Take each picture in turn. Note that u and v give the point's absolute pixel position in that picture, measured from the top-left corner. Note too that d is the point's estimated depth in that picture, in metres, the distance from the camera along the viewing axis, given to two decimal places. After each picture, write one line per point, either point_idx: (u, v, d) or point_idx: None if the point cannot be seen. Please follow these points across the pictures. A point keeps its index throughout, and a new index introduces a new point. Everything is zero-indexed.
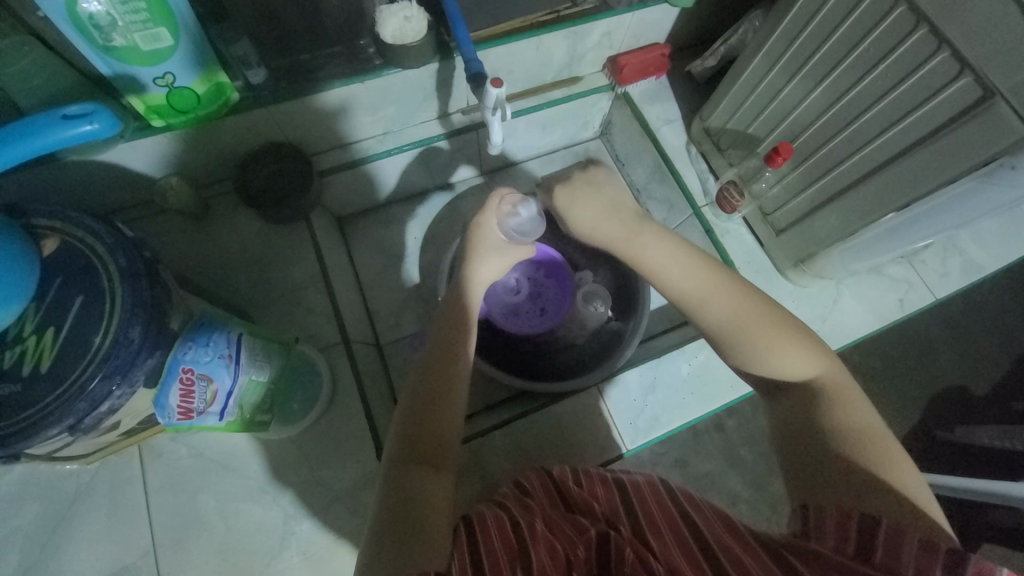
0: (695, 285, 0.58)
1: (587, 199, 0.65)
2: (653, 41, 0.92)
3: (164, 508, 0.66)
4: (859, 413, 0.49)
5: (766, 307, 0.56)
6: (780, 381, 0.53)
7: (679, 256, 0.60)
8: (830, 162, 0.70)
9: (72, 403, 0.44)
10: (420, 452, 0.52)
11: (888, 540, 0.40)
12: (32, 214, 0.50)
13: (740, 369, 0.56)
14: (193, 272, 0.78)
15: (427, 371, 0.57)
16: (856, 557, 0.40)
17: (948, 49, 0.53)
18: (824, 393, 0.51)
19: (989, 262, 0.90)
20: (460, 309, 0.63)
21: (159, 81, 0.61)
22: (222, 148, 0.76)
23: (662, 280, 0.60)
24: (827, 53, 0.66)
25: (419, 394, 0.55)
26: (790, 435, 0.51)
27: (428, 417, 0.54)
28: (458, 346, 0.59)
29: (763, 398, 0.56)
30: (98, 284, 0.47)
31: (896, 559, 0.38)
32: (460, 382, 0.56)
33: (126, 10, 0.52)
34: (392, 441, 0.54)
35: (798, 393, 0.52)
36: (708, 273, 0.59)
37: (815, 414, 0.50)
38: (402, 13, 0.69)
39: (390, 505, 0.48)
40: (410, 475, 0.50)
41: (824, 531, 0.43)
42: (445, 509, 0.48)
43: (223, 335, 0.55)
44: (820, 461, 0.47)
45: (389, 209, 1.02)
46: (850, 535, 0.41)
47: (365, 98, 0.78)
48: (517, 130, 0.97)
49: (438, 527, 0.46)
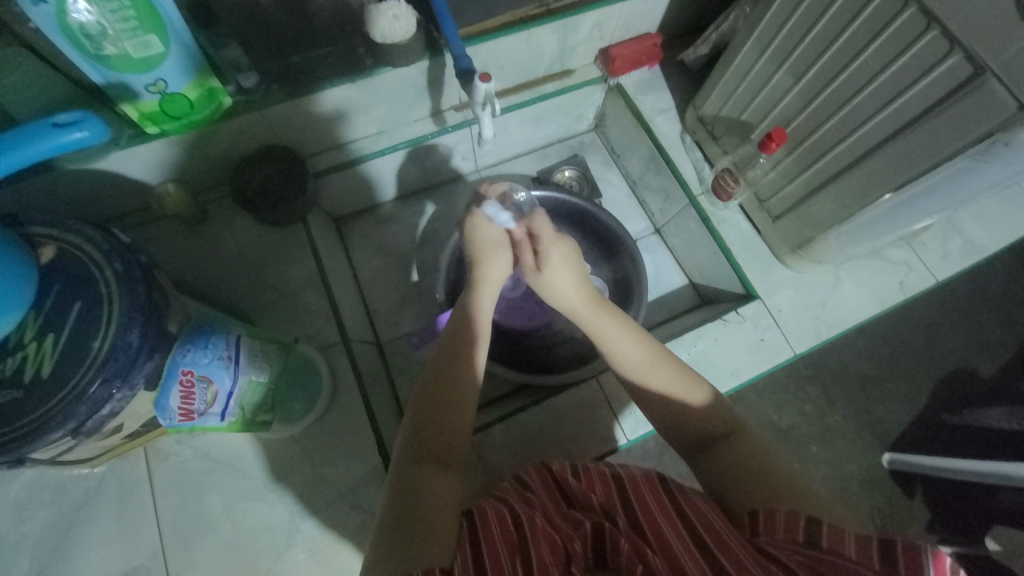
0: (638, 356, 0.59)
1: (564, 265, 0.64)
2: (644, 31, 0.92)
3: (172, 509, 0.67)
4: (775, 462, 0.51)
5: (689, 377, 0.58)
6: (705, 440, 0.55)
7: (625, 332, 0.60)
8: (824, 145, 0.70)
9: (73, 407, 0.44)
10: (429, 451, 0.53)
11: (832, 532, 0.42)
12: (30, 223, 0.50)
13: (671, 430, 0.57)
14: (192, 276, 0.78)
15: (427, 375, 0.57)
16: (807, 545, 0.42)
17: (938, 26, 0.53)
18: (752, 444, 0.53)
19: (990, 242, 0.89)
20: (465, 312, 0.63)
21: (151, 88, 0.62)
22: (217, 152, 0.77)
23: (608, 348, 0.60)
24: (817, 36, 0.65)
25: (426, 396, 0.56)
26: (726, 482, 0.51)
27: (435, 417, 0.54)
28: (468, 354, 0.59)
29: (690, 460, 0.56)
30: (96, 289, 0.48)
31: (840, 546, 0.41)
32: (465, 381, 0.57)
33: (115, 18, 0.53)
34: (400, 443, 0.54)
35: (722, 449, 0.53)
36: (649, 347, 0.60)
37: (747, 467, 0.51)
38: (390, 12, 0.68)
39: (395, 502, 0.48)
40: (416, 474, 0.50)
41: (774, 526, 0.44)
42: (451, 505, 0.49)
43: (221, 338, 0.56)
44: (754, 484, 0.49)
45: (387, 208, 1.02)
46: (797, 527, 0.43)
47: (358, 100, 0.78)
48: (511, 125, 0.97)
49: (443, 526, 0.46)
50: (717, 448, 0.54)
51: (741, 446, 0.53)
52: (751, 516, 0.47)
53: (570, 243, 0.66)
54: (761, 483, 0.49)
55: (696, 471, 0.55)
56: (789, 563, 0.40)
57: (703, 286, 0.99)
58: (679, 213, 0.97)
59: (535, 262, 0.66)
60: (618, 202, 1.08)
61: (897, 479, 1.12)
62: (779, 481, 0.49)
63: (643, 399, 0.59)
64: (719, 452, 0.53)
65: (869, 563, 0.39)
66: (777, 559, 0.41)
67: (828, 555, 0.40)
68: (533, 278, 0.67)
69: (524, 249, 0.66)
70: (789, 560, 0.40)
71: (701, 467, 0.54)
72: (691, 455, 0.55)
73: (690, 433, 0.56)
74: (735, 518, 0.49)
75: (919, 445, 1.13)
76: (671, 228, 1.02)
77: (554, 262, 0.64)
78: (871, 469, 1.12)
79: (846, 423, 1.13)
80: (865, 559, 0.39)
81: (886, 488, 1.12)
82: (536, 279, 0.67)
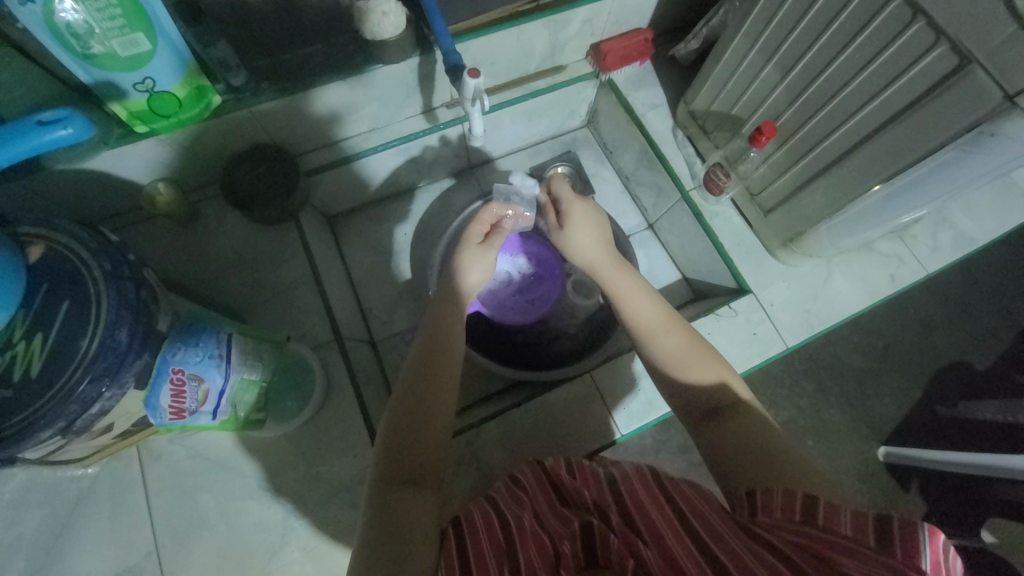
0: (655, 314, 0.64)
1: (587, 225, 0.72)
2: (634, 26, 0.92)
3: (165, 508, 0.67)
4: (770, 434, 0.53)
5: (699, 344, 0.61)
6: (711, 406, 0.57)
7: (643, 293, 0.66)
8: (813, 139, 0.70)
9: (63, 405, 0.44)
10: (402, 474, 0.51)
11: (827, 509, 0.42)
12: (17, 222, 0.50)
13: (675, 396, 0.59)
14: (183, 276, 0.78)
15: (405, 392, 0.57)
16: (803, 523, 0.42)
17: (924, 17, 0.53)
18: (759, 420, 0.55)
19: (980, 234, 0.90)
20: (438, 324, 0.62)
21: (139, 87, 0.62)
22: (207, 151, 0.77)
23: (630, 309, 0.65)
24: (803, 30, 0.66)
25: (403, 412, 0.55)
26: (731, 444, 0.53)
27: (421, 423, 0.55)
28: (449, 352, 0.60)
29: (693, 427, 0.58)
30: (84, 288, 0.48)
31: (836, 523, 0.41)
32: (442, 391, 0.57)
33: (102, 16, 0.53)
34: (376, 463, 0.53)
35: (729, 416, 0.55)
36: (665, 312, 0.64)
37: (749, 435, 0.53)
38: (381, 7, 0.68)
39: (376, 522, 0.47)
40: (396, 494, 0.49)
41: (772, 505, 0.44)
42: (430, 519, 0.48)
43: (212, 337, 0.56)
44: (759, 464, 0.50)
45: (380, 206, 1.02)
46: (795, 506, 0.43)
47: (349, 98, 0.78)
48: (503, 121, 0.97)
49: (423, 537, 0.46)
50: (728, 415, 0.55)
51: (749, 419, 0.54)
52: (750, 497, 0.47)
53: (597, 210, 0.74)
54: (762, 463, 0.49)
55: (696, 435, 0.57)
56: (786, 550, 0.39)
57: (696, 281, 0.99)
58: (671, 208, 0.97)
59: (557, 222, 0.75)
60: (611, 198, 1.08)
61: (892, 472, 1.13)
62: (775, 459, 0.50)
63: (654, 364, 0.61)
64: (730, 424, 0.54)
65: (864, 540, 0.39)
66: (776, 549, 0.40)
67: (824, 532, 0.40)
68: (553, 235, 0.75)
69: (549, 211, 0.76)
70: (782, 546, 0.40)
71: (702, 433, 0.56)
72: (697, 423, 0.57)
73: (699, 399, 0.58)
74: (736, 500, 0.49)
75: (913, 437, 1.13)
76: (664, 223, 1.02)
77: (576, 219, 0.72)
78: (867, 463, 1.13)
79: (842, 416, 1.14)
80: (859, 536, 0.40)
81: (882, 481, 1.12)
82: (558, 237, 0.74)
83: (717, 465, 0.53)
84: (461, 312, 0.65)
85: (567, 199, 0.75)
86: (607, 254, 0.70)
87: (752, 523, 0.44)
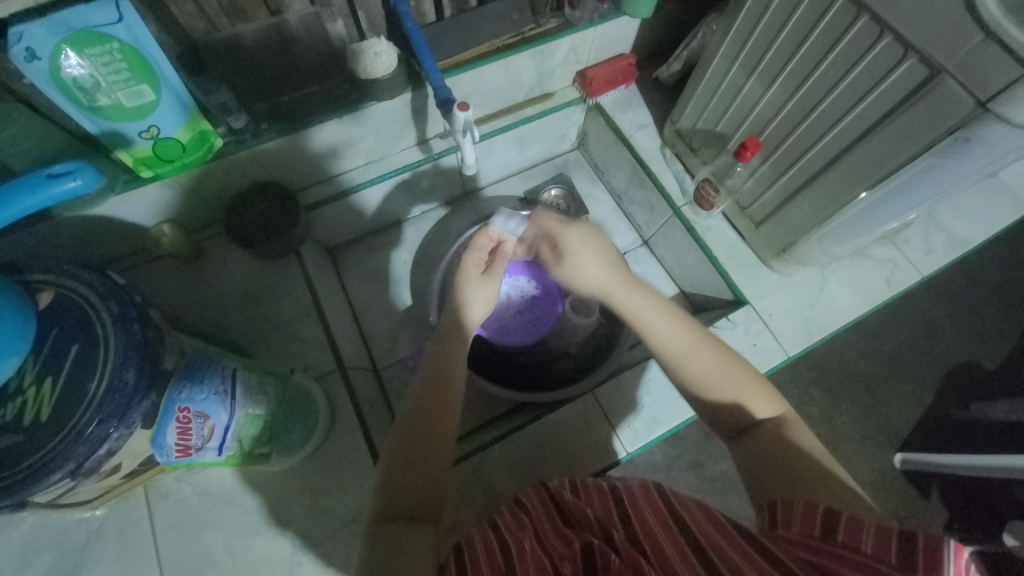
0: (681, 340, 0.61)
1: (589, 251, 0.67)
2: (618, 52, 0.96)
3: (173, 549, 0.66)
4: (806, 442, 0.53)
5: (731, 365, 0.59)
6: (751, 423, 0.56)
7: (666, 315, 0.62)
8: (797, 152, 0.72)
9: (72, 447, 0.45)
10: (402, 510, 0.51)
11: (850, 525, 0.42)
12: (27, 271, 0.52)
13: (708, 413, 0.59)
14: (189, 314, 0.80)
15: (412, 423, 0.57)
16: (821, 539, 0.42)
17: (891, 33, 0.55)
18: (790, 429, 0.55)
19: (973, 234, 0.91)
20: (441, 356, 0.62)
21: (144, 135, 0.64)
22: (211, 191, 0.79)
23: (652, 336, 0.62)
24: (779, 48, 0.68)
25: (407, 438, 0.56)
26: (764, 459, 0.52)
27: (431, 452, 0.55)
28: (453, 376, 0.61)
29: (730, 445, 0.57)
30: (92, 331, 0.49)
31: (857, 541, 0.40)
32: (447, 416, 0.58)
33: (108, 70, 0.56)
34: (375, 494, 0.54)
35: (767, 432, 0.55)
36: (692, 334, 0.61)
37: (785, 443, 0.53)
38: (373, 49, 0.72)
39: (378, 547, 0.47)
40: (399, 527, 0.49)
41: (790, 519, 0.45)
42: (430, 543, 0.48)
43: (216, 372, 0.57)
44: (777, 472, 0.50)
45: (379, 235, 1.04)
46: (815, 521, 0.43)
47: (346, 135, 0.81)
48: (495, 149, 1.00)
49: (422, 557, 0.47)
50: (754, 434, 0.55)
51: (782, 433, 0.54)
52: (772, 506, 0.48)
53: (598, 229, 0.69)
54: (790, 470, 0.50)
55: (733, 453, 0.56)
56: (790, 563, 0.40)
57: (693, 294, 1.00)
58: (665, 224, 0.99)
59: (553, 254, 0.68)
60: (606, 217, 1.10)
61: (907, 479, 1.11)
62: (792, 465, 0.50)
63: (682, 388, 0.59)
64: (754, 444, 0.54)
65: (886, 559, 0.39)
66: (781, 564, 0.40)
67: (844, 550, 0.40)
68: (553, 270, 0.70)
69: (542, 245, 0.70)
70: (790, 560, 0.41)
71: (735, 447, 0.56)
72: (732, 439, 0.57)
73: (735, 417, 0.57)
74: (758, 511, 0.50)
75: (924, 441, 1.12)
76: (658, 239, 1.03)
77: (575, 247, 0.67)
78: (880, 470, 1.11)
79: (852, 423, 1.13)
80: (880, 555, 0.39)
81: (897, 488, 1.10)
82: (560, 271, 0.70)
83: (749, 482, 0.53)
84: (466, 347, 0.65)
85: (558, 229, 0.68)
86: (618, 274, 0.66)
87: (768, 537, 0.45)
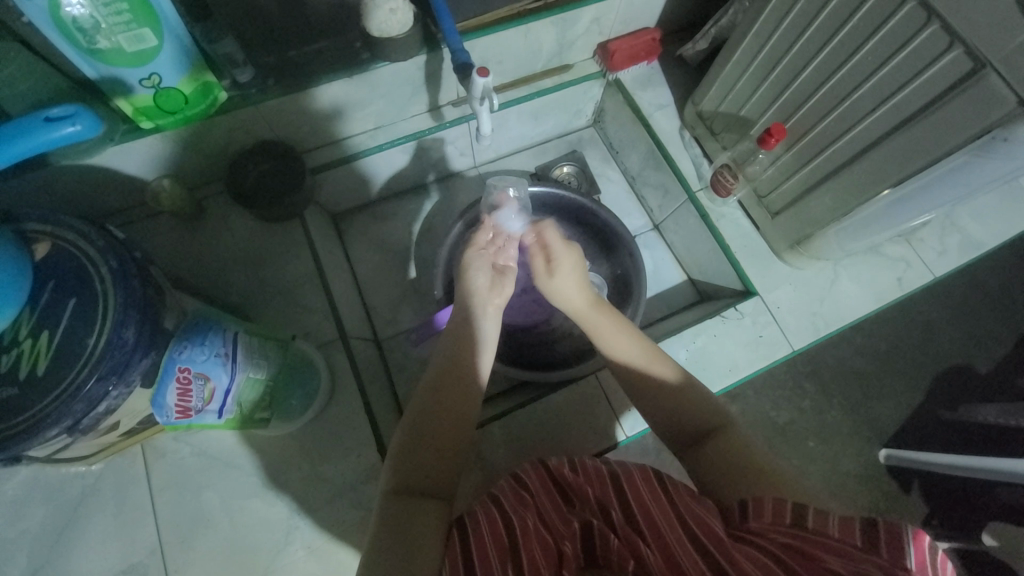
0: (636, 351, 0.61)
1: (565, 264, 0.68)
2: (643, 26, 0.92)
3: (169, 507, 0.66)
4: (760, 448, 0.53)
5: (684, 375, 0.59)
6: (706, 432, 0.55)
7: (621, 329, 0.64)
8: (823, 142, 0.70)
9: (68, 404, 0.44)
10: (411, 483, 0.51)
11: (816, 512, 0.42)
12: (23, 219, 0.50)
13: (665, 428, 0.58)
14: (188, 273, 0.78)
15: (424, 402, 0.56)
16: (792, 526, 0.42)
17: (938, 21, 0.52)
18: (743, 436, 0.54)
19: (987, 237, 0.90)
20: (463, 335, 0.62)
21: (145, 83, 0.61)
22: (213, 147, 0.76)
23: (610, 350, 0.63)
24: (816, 29, 0.65)
25: (427, 415, 0.55)
26: (724, 469, 0.52)
27: (439, 430, 0.55)
28: (469, 357, 0.60)
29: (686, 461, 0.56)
30: (90, 286, 0.47)
31: (824, 525, 0.41)
32: (469, 399, 0.57)
33: (108, 11, 0.52)
34: (389, 470, 0.53)
35: (722, 439, 0.54)
36: (645, 345, 0.62)
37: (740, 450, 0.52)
38: (388, 5, 0.67)
39: (387, 521, 0.47)
40: (408, 502, 0.49)
41: (759, 509, 0.44)
42: (440, 516, 0.49)
43: (218, 334, 0.56)
44: (741, 479, 0.50)
45: (385, 204, 1.02)
46: (783, 509, 0.43)
47: (354, 96, 0.78)
48: (508, 121, 0.97)
49: (431, 530, 0.47)
50: (712, 443, 0.54)
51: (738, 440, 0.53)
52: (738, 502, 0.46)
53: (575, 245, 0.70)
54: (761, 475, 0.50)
55: (692, 470, 0.55)
56: (775, 550, 0.40)
57: (701, 282, 0.99)
58: (678, 209, 0.97)
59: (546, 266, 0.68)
60: (617, 198, 1.08)
61: (894, 475, 1.13)
62: (756, 473, 0.50)
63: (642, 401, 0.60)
64: (714, 449, 0.53)
65: (851, 541, 0.39)
66: (771, 554, 0.40)
67: (815, 536, 0.40)
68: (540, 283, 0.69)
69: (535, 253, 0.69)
70: (775, 546, 0.40)
71: (692, 463, 0.55)
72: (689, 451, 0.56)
73: (689, 429, 0.56)
74: (725, 509, 0.49)
75: (914, 440, 1.14)
76: (669, 224, 1.02)
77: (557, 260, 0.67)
78: (868, 465, 1.13)
79: (843, 418, 1.14)
80: (845, 537, 0.40)
81: (883, 483, 1.12)
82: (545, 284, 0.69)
83: (711, 490, 0.52)
84: (483, 330, 0.64)
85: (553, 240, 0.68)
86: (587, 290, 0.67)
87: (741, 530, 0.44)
